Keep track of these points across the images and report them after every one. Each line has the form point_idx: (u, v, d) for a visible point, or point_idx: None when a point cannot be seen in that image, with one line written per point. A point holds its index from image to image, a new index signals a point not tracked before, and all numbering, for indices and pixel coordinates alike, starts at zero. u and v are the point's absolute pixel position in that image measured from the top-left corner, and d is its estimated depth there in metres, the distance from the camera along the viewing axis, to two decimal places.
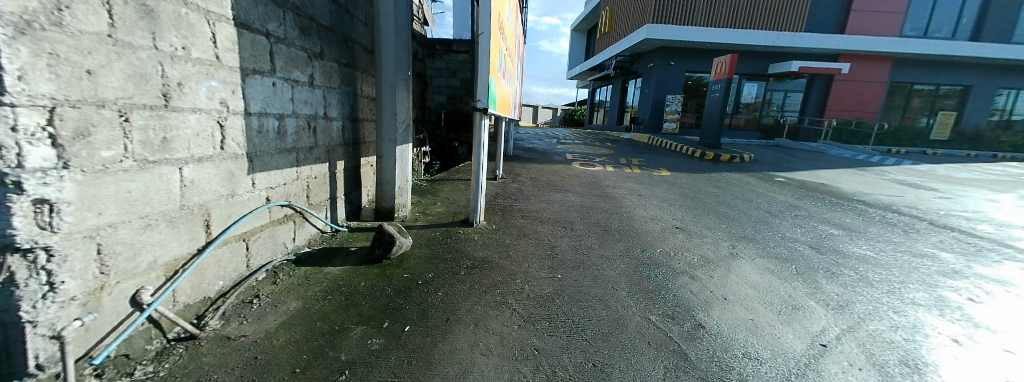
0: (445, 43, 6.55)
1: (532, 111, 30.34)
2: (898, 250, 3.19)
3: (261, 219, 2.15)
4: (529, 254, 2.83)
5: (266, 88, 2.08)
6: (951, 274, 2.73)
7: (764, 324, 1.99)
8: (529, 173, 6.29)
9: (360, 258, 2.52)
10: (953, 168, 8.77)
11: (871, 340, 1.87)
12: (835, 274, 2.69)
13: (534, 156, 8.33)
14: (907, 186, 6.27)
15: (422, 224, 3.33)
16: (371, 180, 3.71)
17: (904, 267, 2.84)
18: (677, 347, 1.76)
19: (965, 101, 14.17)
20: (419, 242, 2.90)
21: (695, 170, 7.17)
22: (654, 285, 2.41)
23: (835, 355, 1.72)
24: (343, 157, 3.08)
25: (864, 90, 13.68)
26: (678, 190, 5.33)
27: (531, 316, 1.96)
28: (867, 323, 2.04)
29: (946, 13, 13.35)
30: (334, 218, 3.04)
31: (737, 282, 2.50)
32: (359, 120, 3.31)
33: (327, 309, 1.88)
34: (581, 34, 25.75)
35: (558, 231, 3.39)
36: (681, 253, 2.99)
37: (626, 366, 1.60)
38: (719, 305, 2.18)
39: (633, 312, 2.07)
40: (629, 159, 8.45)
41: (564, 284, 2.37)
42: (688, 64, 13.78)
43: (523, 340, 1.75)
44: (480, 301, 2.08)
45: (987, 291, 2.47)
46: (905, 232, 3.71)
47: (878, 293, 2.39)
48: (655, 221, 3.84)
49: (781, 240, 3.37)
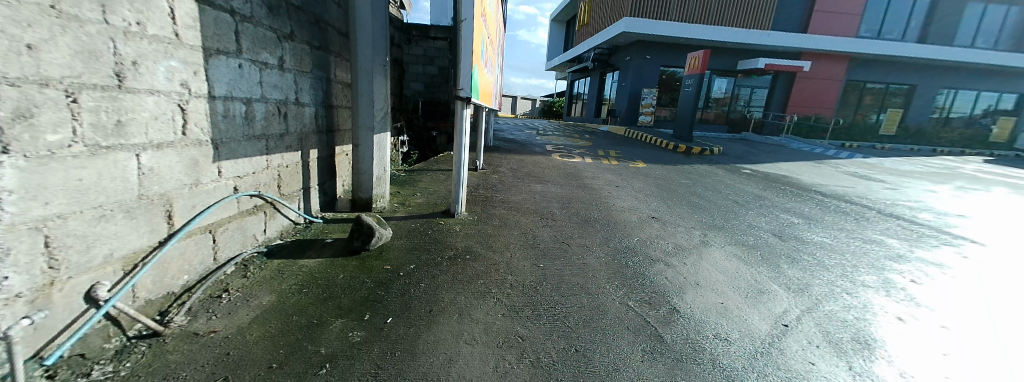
0: (422, 29, 6.38)
1: (510, 102, 30.17)
2: (850, 237, 3.44)
3: (229, 210, 2.04)
4: (511, 244, 2.85)
5: (231, 70, 1.96)
6: (896, 258, 2.97)
7: (732, 307, 2.09)
8: (510, 164, 6.29)
9: (337, 250, 2.45)
10: (899, 161, 9.49)
11: (826, 319, 2.02)
12: (796, 259, 2.86)
13: (515, 147, 8.36)
14: (858, 177, 6.75)
15: (401, 215, 3.28)
16: (347, 170, 3.59)
17: (855, 252, 3.07)
18: (654, 331, 1.83)
19: (910, 100, 15.31)
20: (399, 233, 2.85)
21: (670, 162, 7.39)
22: (633, 272, 2.49)
23: (796, 335, 1.85)
24: (316, 145, 2.96)
25: (825, 87, 14.47)
26: (652, 181, 5.48)
27: (517, 305, 1.98)
28: (823, 304, 2.19)
29: (896, 16, 14.23)
30: (308, 209, 2.93)
31: (707, 268, 2.62)
32: (333, 107, 3.18)
33: (303, 303, 1.81)
34: (559, 26, 25.70)
35: (539, 222, 3.43)
36: (657, 241, 3.09)
37: (605, 350, 1.66)
38: (692, 290, 2.28)
39: (613, 298, 2.13)
40: (607, 151, 8.61)
41: (546, 274, 2.39)
42: (662, 59, 14.10)
43: (508, 328, 1.77)
44: (464, 291, 2.08)
45: (927, 273, 2.71)
46: (857, 220, 4.00)
47: (833, 276, 2.57)
48: (631, 211, 3.94)
49: (748, 229, 3.54)
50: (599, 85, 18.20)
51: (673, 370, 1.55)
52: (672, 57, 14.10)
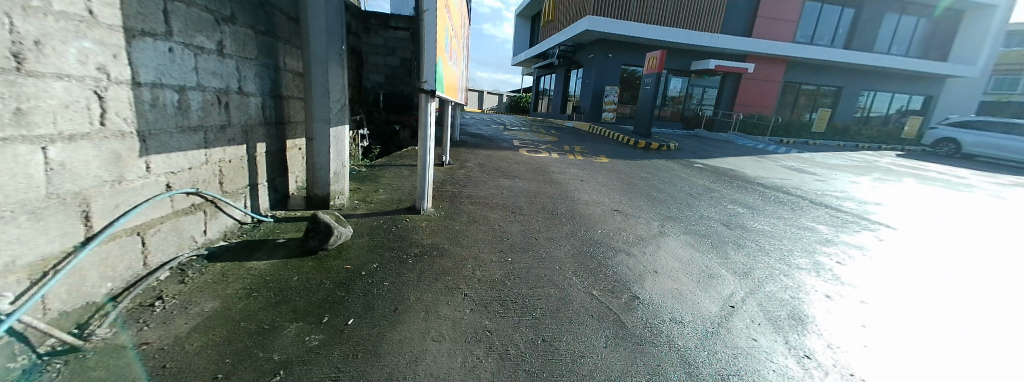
0: (382, 17, 6.12)
1: (476, 96, 29.89)
2: (788, 224, 3.77)
3: (161, 209, 1.85)
4: (479, 239, 2.84)
5: (161, 54, 1.77)
6: (826, 242, 3.30)
7: (686, 292, 2.22)
8: (477, 159, 6.24)
9: (291, 250, 2.31)
10: (828, 155, 10.53)
11: (767, 299, 2.20)
12: (742, 245, 3.10)
13: (482, 142, 8.30)
14: (795, 170, 7.39)
15: (362, 213, 3.14)
16: (300, 165, 3.38)
17: (792, 237, 3.37)
18: (616, 317, 1.90)
19: (838, 100, 16.98)
20: (360, 231, 2.74)
21: (631, 157, 7.69)
22: (597, 263, 2.57)
23: (741, 315, 2.00)
24: (264, 138, 2.75)
25: (768, 88, 15.67)
26: (615, 176, 5.67)
27: (484, 300, 1.98)
28: (764, 285, 2.39)
29: (827, 24, 15.65)
30: (256, 208, 2.73)
31: (664, 257, 2.76)
32: (282, 98, 2.97)
33: (252, 308, 1.69)
34: (523, 21, 25.72)
35: (507, 217, 3.43)
36: (620, 233, 3.20)
37: (571, 339, 1.70)
38: (651, 277, 2.39)
39: (578, 288, 2.19)
40: (572, 146, 8.79)
41: (514, 267, 2.40)
42: (623, 57, 14.56)
43: (476, 323, 1.76)
44: (430, 288, 2.04)
45: (850, 254, 3.04)
46: (794, 209, 4.40)
47: (773, 260, 2.81)
48: (595, 204, 4.05)
49: (700, 219, 3.77)
50: (564, 81, 18.49)
51: (635, 354, 1.62)
52: (632, 56, 14.60)
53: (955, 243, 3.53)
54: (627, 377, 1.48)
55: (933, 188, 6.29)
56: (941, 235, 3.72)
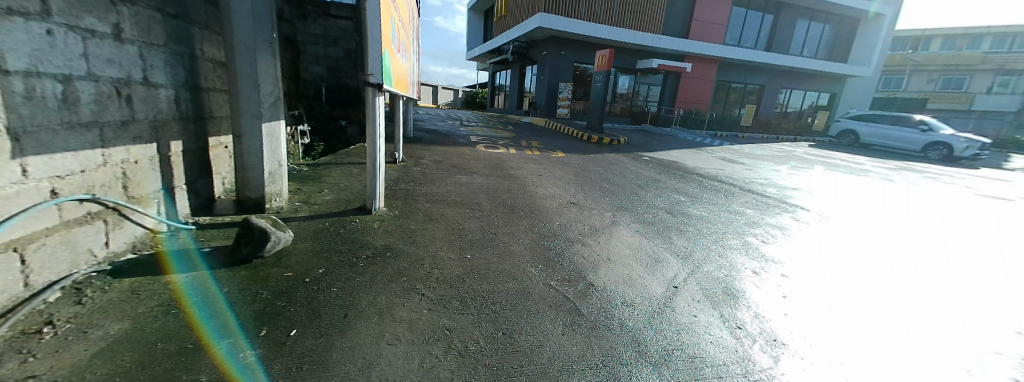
0: (320, 5, 5.69)
1: (429, 91, 29.17)
2: (722, 210, 4.12)
3: (46, 220, 1.57)
4: (436, 237, 2.76)
5: (35, 37, 1.49)
6: (753, 224, 3.65)
7: (636, 277, 2.34)
8: (431, 155, 6.08)
9: (220, 260, 2.08)
10: (756, 147, 11.66)
11: (705, 278, 2.39)
12: (684, 231, 3.33)
13: (437, 138, 8.10)
14: (729, 161, 8.10)
15: (304, 215, 2.92)
16: (227, 165, 3.05)
17: (725, 221, 3.69)
18: (573, 305, 1.96)
19: (762, 97, 18.85)
20: (302, 235, 2.54)
21: (584, 151, 7.93)
22: (554, 254, 2.62)
23: (683, 294, 2.16)
24: (180, 136, 2.44)
25: (704, 86, 16.96)
26: (570, 170, 5.82)
27: (441, 298, 1.93)
28: (703, 266, 2.59)
29: (752, 28, 17.25)
30: (173, 214, 2.42)
31: (616, 245, 2.88)
32: (202, 90, 2.65)
33: (173, 327, 1.50)
34: (475, 15, 25.42)
35: (465, 214, 3.38)
36: (575, 224, 3.29)
37: (531, 331, 1.72)
38: (604, 265, 2.49)
39: (536, 280, 2.22)
40: (529, 141, 8.88)
41: (472, 264, 2.37)
42: (575, 55, 14.95)
43: (433, 322, 1.71)
44: (383, 291, 1.94)
45: (774, 234, 3.39)
46: (727, 195, 4.81)
47: (710, 243, 3.05)
48: (552, 198, 4.13)
49: (647, 208, 3.99)
50: (518, 77, 18.61)
51: (591, 340, 1.69)
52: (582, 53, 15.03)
53: (858, 221, 4.08)
54: (584, 362, 1.53)
55: (840, 175, 7.22)
56: (847, 215, 4.28)
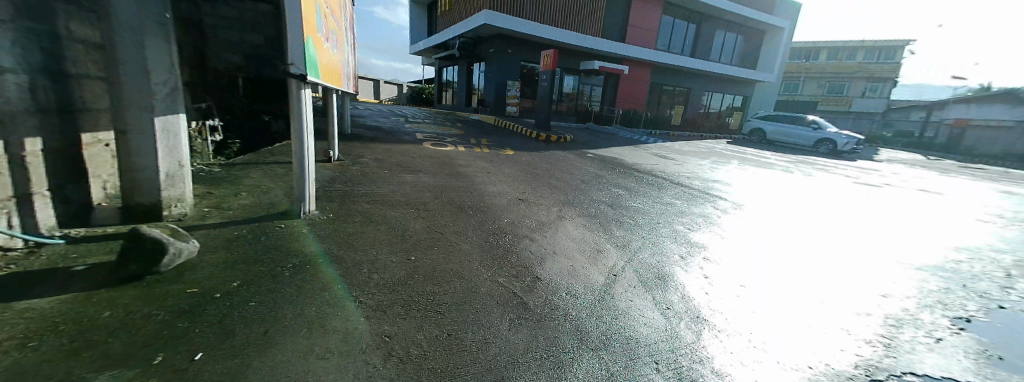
0: None
1: (370, 85, 27.71)
2: (656, 201, 4.45)
3: None
4: (377, 240, 2.61)
5: None
6: (682, 214, 4.00)
7: (579, 268, 2.44)
8: (371, 154, 5.75)
9: (101, 279, 1.76)
10: (685, 144, 12.76)
11: (641, 265, 2.57)
12: (623, 222, 3.54)
13: (379, 135, 7.70)
14: (663, 157, 8.77)
15: (215, 222, 2.59)
16: (111, 167, 2.60)
17: (659, 212, 3.99)
18: (519, 300, 1.98)
19: (689, 98, 20.68)
20: (213, 245, 2.25)
21: (531, 149, 8.05)
22: (501, 251, 2.62)
23: (621, 281, 2.30)
24: (40, 132, 2.03)
25: (640, 87, 18.16)
26: (519, 167, 5.88)
27: (382, 303, 1.84)
28: (639, 254, 2.78)
29: (678, 34, 18.82)
30: (34, 227, 2.01)
31: (562, 238, 2.97)
32: (71, 77, 2.22)
33: (36, 363, 1.25)
34: (417, 7, 24.57)
35: (409, 214, 3.25)
36: (523, 220, 3.33)
37: (477, 329, 1.70)
38: (550, 258, 2.55)
39: (484, 277, 2.21)
40: (478, 139, 8.79)
41: (417, 266, 2.29)
42: (521, 54, 15.11)
43: (372, 330, 1.62)
44: (317, 301, 1.80)
45: (699, 222, 3.74)
46: (660, 188, 5.21)
47: (645, 232, 3.28)
48: (501, 195, 4.13)
49: (590, 202, 4.17)
50: (466, 75, 18.36)
51: (536, 333, 1.72)
52: (527, 52, 15.24)
53: (767, 208, 4.66)
54: (529, 355, 1.56)
55: (755, 168, 8.18)
56: (758, 203, 4.88)
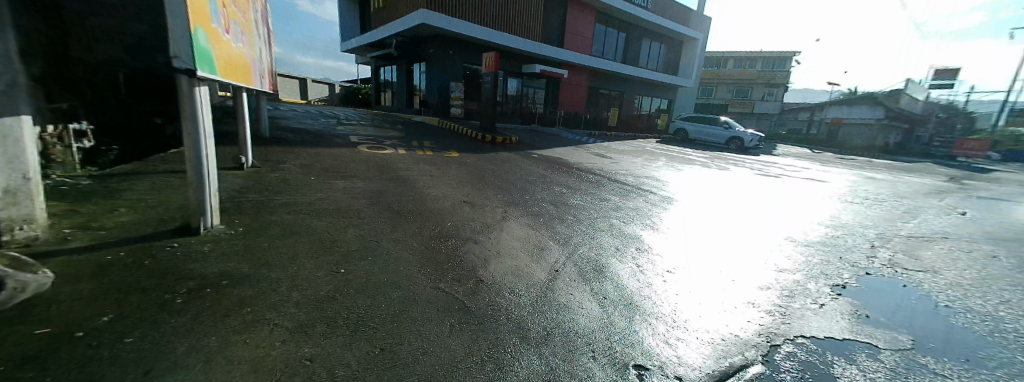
0: None
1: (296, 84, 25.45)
2: (595, 198, 4.67)
3: None
4: (302, 255, 2.37)
5: None
6: (618, 209, 4.24)
7: (522, 267, 2.47)
8: (297, 159, 5.26)
9: None
10: (620, 143, 13.60)
11: (580, 259, 2.67)
12: (565, 219, 3.65)
13: (305, 139, 7.08)
14: (601, 156, 9.25)
15: (82, 245, 2.16)
16: None
17: (598, 208, 4.19)
18: (460, 304, 1.94)
19: (622, 100, 22.12)
20: (77, 273, 1.87)
21: (475, 151, 7.97)
22: (443, 255, 2.55)
23: (562, 276, 2.37)
24: None
25: (579, 91, 19.00)
26: (463, 169, 5.78)
27: (307, 323, 1.67)
28: (579, 248, 2.89)
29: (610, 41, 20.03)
30: None
31: (506, 238, 2.98)
32: None
33: None
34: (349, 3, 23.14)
35: (340, 223, 3.01)
36: (467, 223, 3.27)
37: (415, 340, 1.63)
38: (494, 259, 2.54)
39: (424, 285, 2.12)
40: (420, 141, 8.47)
41: (349, 278, 2.13)
42: (463, 57, 14.95)
43: (292, 354, 1.47)
44: (226, 328, 1.58)
45: (633, 216, 4.00)
46: (598, 185, 5.48)
47: (585, 228, 3.42)
48: (445, 198, 4.02)
49: (534, 201, 4.25)
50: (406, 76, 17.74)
51: (477, 336, 1.69)
52: (468, 54, 15.10)
53: (691, 201, 5.13)
54: (469, 359, 1.53)
55: (681, 164, 8.98)
56: (685, 197, 5.35)
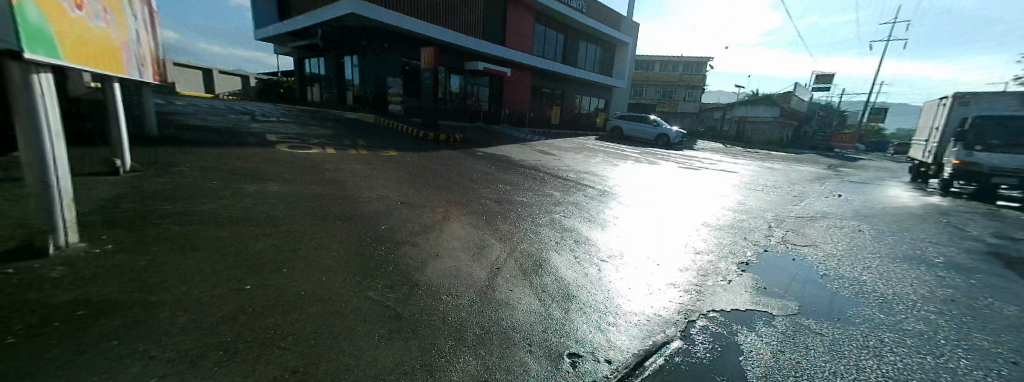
0: None
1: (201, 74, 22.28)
2: (537, 194, 4.75)
3: None
4: (201, 272, 2.05)
5: None
6: (558, 203, 4.35)
7: (461, 267, 2.40)
8: (197, 160, 4.57)
9: None
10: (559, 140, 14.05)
11: (519, 255, 2.68)
12: (507, 216, 3.65)
13: (211, 137, 6.20)
14: (542, 153, 9.45)
15: None
16: None
17: (539, 203, 4.26)
18: (392, 312, 1.82)
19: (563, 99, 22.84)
20: None
21: (413, 149, 7.63)
22: (377, 261, 2.38)
23: (500, 274, 2.36)
24: None
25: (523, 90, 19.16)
26: (402, 168, 5.49)
27: (204, 351, 1.44)
28: (519, 244, 2.90)
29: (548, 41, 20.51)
30: None
31: (446, 239, 2.88)
32: None
33: None
34: None
35: (252, 233, 2.66)
36: (404, 225, 3.10)
37: (337, 356, 1.48)
38: (432, 261, 2.45)
39: (352, 294, 1.95)
40: (353, 140, 7.89)
41: (262, 294, 1.88)
42: (399, 51, 14.26)
43: None
44: (92, 368, 1.30)
45: (572, 210, 4.14)
46: (540, 181, 5.58)
47: (527, 223, 3.46)
48: (380, 200, 3.77)
49: (476, 199, 4.18)
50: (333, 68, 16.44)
51: (408, 344, 1.60)
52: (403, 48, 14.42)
53: (626, 194, 5.46)
54: (398, 370, 1.43)
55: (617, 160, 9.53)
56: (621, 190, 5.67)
